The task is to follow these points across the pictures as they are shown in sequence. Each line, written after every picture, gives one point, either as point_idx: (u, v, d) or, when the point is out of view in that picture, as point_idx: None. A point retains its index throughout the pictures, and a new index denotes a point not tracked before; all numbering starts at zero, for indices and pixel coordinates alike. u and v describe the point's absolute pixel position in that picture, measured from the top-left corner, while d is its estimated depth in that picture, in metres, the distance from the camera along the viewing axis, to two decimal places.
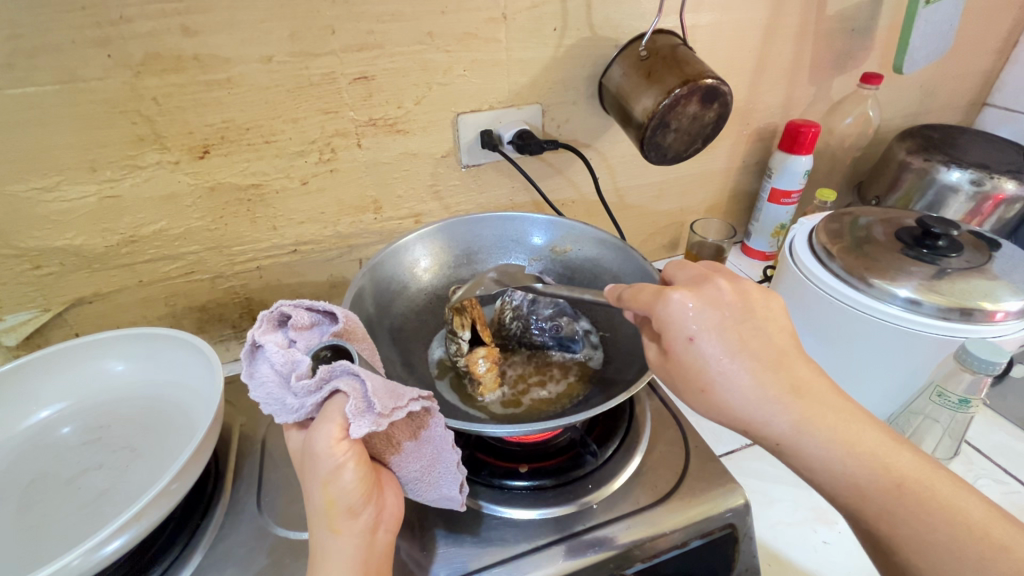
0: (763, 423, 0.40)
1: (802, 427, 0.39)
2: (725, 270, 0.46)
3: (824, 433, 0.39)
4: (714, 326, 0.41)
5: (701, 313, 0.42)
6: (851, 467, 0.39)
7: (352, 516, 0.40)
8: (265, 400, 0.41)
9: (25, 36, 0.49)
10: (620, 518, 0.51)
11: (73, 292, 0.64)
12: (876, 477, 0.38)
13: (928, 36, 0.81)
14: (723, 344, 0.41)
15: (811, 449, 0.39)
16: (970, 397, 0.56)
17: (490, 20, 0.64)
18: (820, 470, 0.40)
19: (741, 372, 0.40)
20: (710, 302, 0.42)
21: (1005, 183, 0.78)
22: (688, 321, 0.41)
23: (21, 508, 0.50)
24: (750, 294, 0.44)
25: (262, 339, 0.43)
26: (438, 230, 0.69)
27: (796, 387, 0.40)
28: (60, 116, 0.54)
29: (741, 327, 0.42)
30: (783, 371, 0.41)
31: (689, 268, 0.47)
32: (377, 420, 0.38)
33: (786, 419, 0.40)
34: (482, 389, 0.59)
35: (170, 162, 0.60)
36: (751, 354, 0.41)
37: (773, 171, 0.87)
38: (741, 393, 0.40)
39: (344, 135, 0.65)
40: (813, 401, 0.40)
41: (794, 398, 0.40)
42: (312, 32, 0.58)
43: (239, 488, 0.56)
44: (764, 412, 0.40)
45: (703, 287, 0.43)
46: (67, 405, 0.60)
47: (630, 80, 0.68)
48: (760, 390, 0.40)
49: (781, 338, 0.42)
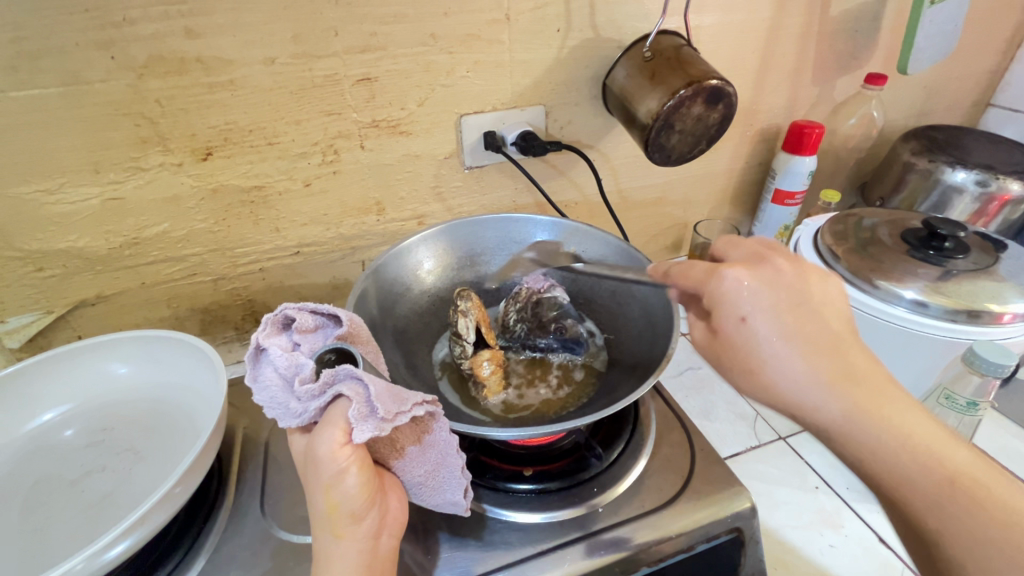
0: (808, 406, 0.39)
1: (849, 412, 0.38)
2: (776, 248, 0.44)
3: (873, 420, 0.38)
4: (768, 308, 0.40)
5: (756, 295, 0.41)
6: (897, 455, 0.37)
7: (354, 521, 0.39)
8: (269, 404, 0.41)
9: (27, 38, 0.49)
10: (626, 521, 0.51)
11: (76, 295, 0.64)
12: (917, 465, 0.37)
13: (933, 36, 0.80)
14: (777, 326, 0.40)
15: (858, 434, 0.38)
16: (978, 401, 0.54)
17: (492, 21, 0.64)
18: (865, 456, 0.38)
19: (793, 355, 0.39)
20: (765, 283, 0.41)
21: (1011, 184, 0.77)
22: (742, 302, 0.40)
23: (25, 511, 0.50)
24: (809, 277, 0.41)
25: (266, 343, 0.43)
26: (440, 232, 0.69)
27: (851, 371, 0.39)
28: (62, 118, 0.53)
29: (798, 310, 0.40)
30: (837, 356, 0.39)
31: (745, 247, 0.45)
32: (380, 425, 0.37)
33: (836, 403, 0.38)
34: (487, 392, 0.59)
35: (173, 164, 0.59)
36: (805, 337, 0.39)
37: (777, 172, 0.87)
38: (791, 375, 0.39)
39: (347, 137, 0.65)
40: (869, 387, 0.39)
41: (843, 382, 0.38)
42: (315, 34, 0.57)
43: (242, 491, 0.56)
44: (812, 395, 0.39)
45: (760, 268, 0.42)
46: (69, 408, 0.60)
47: (634, 81, 0.68)
48: (810, 373, 0.39)
49: (837, 323, 0.40)
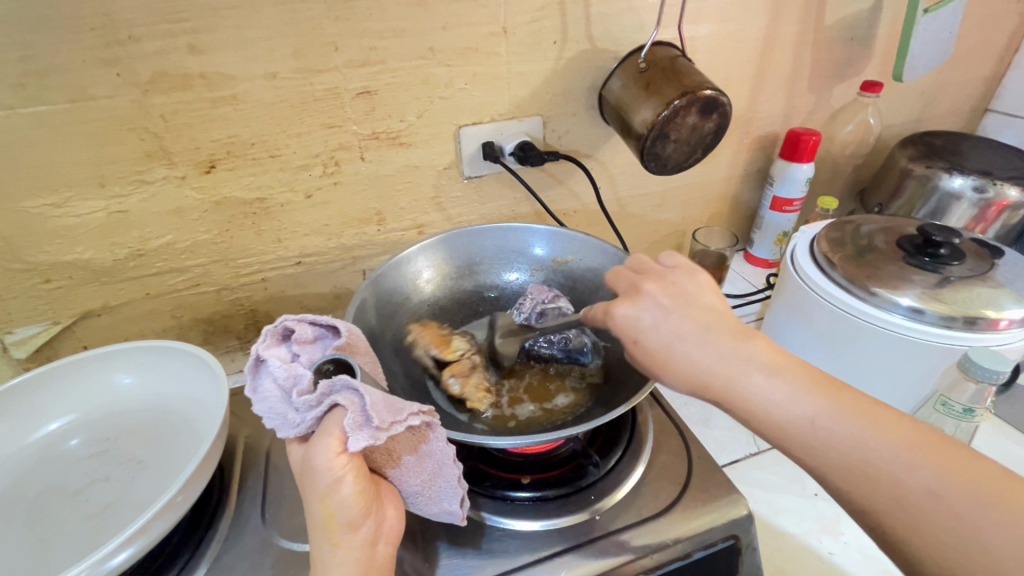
0: (707, 385, 0.41)
1: (739, 379, 0.40)
2: (653, 271, 0.48)
3: (765, 380, 0.40)
4: (652, 324, 0.44)
5: (638, 318, 0.44)
6: (796, 410, 0.38)
7: (351, 529, 0.40)
8: (268, 414, 0.42)
9: (37, 57, 0.50)
10: (623, 529, 0.51)
11: (82, 305, 0.65)
12: (815, 414, 0.38)
13: (928, 44, 0.81)
14: (671, 330, 0.43)
15: (751, 397, 0.40)
16: (974, 408, 0.54)
17: (490, 34, 0.65)
18: (767, 418, 0.39)
19: (682, 349, 0.42)
20: (644, 305, 0.45)
21: (1008, 190, 0.77)
22: (632, 328, 0.44)
23: (30, 520, 0.51)
24: (681, 288, 0.45)
25: (265, 354, 0.43)
26: (439, 241, 0.69)
27: (734, 345, 0.41)
28: (69, 133, 0.55)
29: (677, 314, 0.43)
30: (726, 332, 0.42)
31: (625, 275, 0.49)
32: (375, 434, 0.38)
33: (729, 376, 0.40)
34: (471, 403, 0.58)
35: (177, 177, 0.61)
36: (686, 331, 0.42)
37: (775, 180, 0.87)
38: (687, 364, 0.42)
39: (347, 149, 0.66)
40: (753, 353, 0.41)
41: (726, 354, 0.41)
42: (316, 49, 0.59)
43: (243, 500, 0.56)
44: (705, 374, 0.41)
45: (635, 293, 0.46)
46: (74, 418, 0.61)
47: (629, 91, 0.69)
48: (711, 354, 0.41)
49: (718, 311, 0.44)
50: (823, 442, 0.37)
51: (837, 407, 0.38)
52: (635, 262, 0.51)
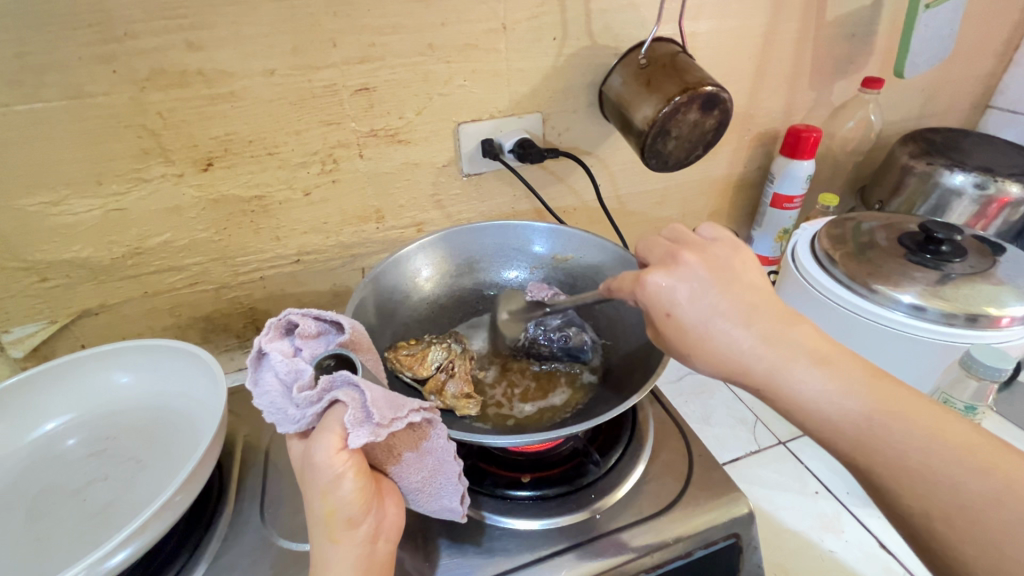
0: (747, 371, 0.40)
1: (783, 367, 0.39)
2: (691, 243, 0.46)
3: (810, 370, 0.38)
4: (689, 297, 0.42)
5: (676, 288, 0.42)
6: (843, 403, 0.37)
7: (351, 526, 0.40)
8: (268, 409, 0.41)
9: (32, 54, 0.50)
10: (623, 528, 0.51)
11: (79, 304, 0.64)
12: (865, 409, 0.37)
13: (929, 40, 0.81)
14: (710, 307, 0.41)
15: (796, 389, 0.38)
16: (976, 405, 0.54)
17: (489, 31, 0.64)
18: (811, 410, 0.38)
19: (720, 327, 0.41)
20: (681, 276, 0.42)
21: (1010, 187, 0.77)
22: (667, 297, 0.42)
23: (28, 520, 0.51)
24: (721, 263, 0.43)
25: (268, 347, 0.43)
26: (439, 239, 0.69)
27: (776, 331, 0.40)
28: (66, 131, 0.54)
29: (717, 288, 0.42)
30: (768, 318, 0.41)
31: (660, 242, 0.47)
32: (376, 430, 0.38)
33: (772, 364, 0.39)
34: (461, 407, 0.57)
35: (174, 175, 0.60)
36: (725, 308, 0.41)
37: (775, 176, 0.87)
38: (727, 347, 0.40)
39: (346, 146, 0.65)
40: (797, 342, 0.40)
41: (768, 340, 0.40)
42: (314, 46, 0.58)
43: (242, 499, 0.56)
44: (746, 359, 0.40)
45: (674, 261, 0.44)
46: (72, 417, 0.60)
47: (629, 88, 0.68)
48: (751, 338, 0.40)
49: (756, 291, 0.42)
50: (870, 438, 0.36)
51: (885, 403, 0.37)
52: (671, 234, 0.49)
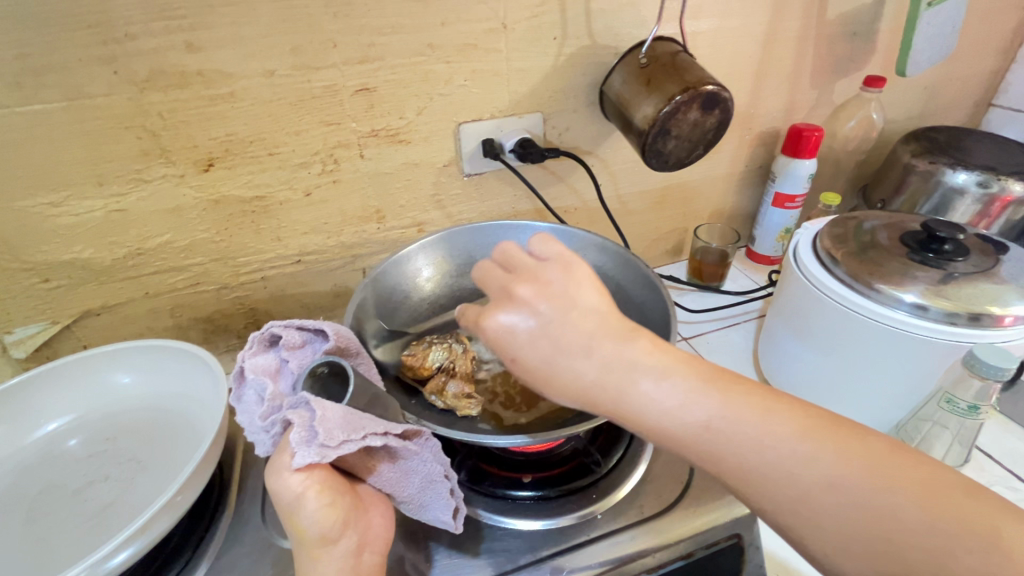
0: (596, 403, 0.36)
1: (627, 393, 0.35)
2: (526, 262, 0.39)
3: (654, 388, 0.35)
4: (528, 341, 0.36)
5: (514, 332, 0.37)
6: (688, 416, 0.34)
7: (328, 543, 0.39)
8: (248, 427, 0.44)
9: (33, 55, 0.50)
10: (625, 528, 0.51)
11: (81, 305, 0.64)
12: (711, 419, 0.34)
13: (931, 38, 0.80)
14: (546, 348, 0.36)
15: (645, 410, 0.35)
16: (979, 404, 0.57)
17: (489, 31, 0.64)
18: (661, 430, 0.35)
19: (561, 365, 0.36)
20: (516, 315, 0.37)
21: (1012, 185, 0.77)
22: (508, 347, 0.37)
23: (29, 521, 0.51)
24: (553, 294, 0.37)
25: (247, 364, 0.44)
26: (439, 239, 0.69)
27: (618, 351, 0.36)
28: (67, 132, 0.54)
29: (552, 326, 0.36)
30: (608, 339, 0.36)
31: (494, 274, 0.40)
32: (321, 451, 0.37)
33: (618, 390, 0.35)
34: (461, 408, 0.56)
35: (175, 176, 0.60)
36: (564, 344, 0.36)
37: (776, 176, 0.86)
38: (570, 381, 0.36)
39: (346, 146, 0.65)
40: (639, 356, 0.36)
41: (609, 366, 0.36)
42: (314, 46, 0.58)
43: (244, 499, 0.56)
44: (592, 392, 0.36)
45: (506, 299, 0.38)
46: (74, 418, 0.60)
47: (629, 87, 0.68)
48: (594, 368, 0.36)
49: (595, 313, 0.37)
50: (719, 449, 0.34)
51: (729, 407, 0.34)
52: (503, 245, 0.41)
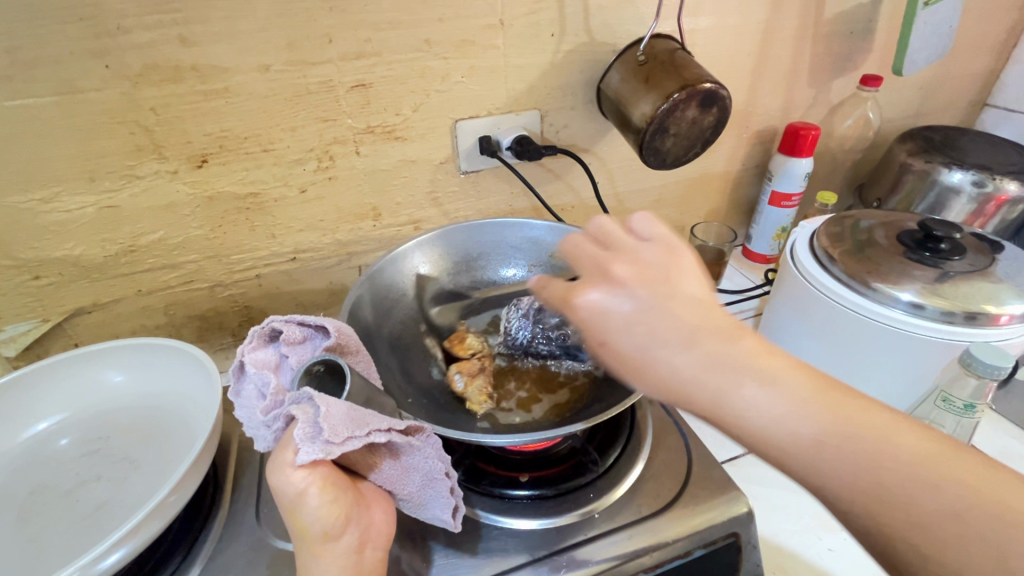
0: (688, 401, 0.34)
1: (727, 395, 0.33)
2: (625, 245, 0.37)
3: (757, 393, 0.33)
4: (623, 325, 0.34)
5: (607, 314, 0.35)
6: (792, 425, 0.33)
7: (330, 539, 0.39)
8: (246, 422, 0.44)
9: (23, 48, 0.49)
10: (622, 527, 0.51)
11: (72, 302, 0.64)
12: (818, 432, 0.32)
13: (927, 38, 0.80)
14: (640, 336, 0.34)
15: (745, 414, 0.33)
16: (975, 403, 0.53)
17: (486, 27, 0.64)
18: (759, 436, 0.33)
19: (655, 356, 0.34)
20: (613, 296, 0.35)
21: (1007, 185, 0.77)
22: (597, 331, 0.35)
23: (19, 521, 0.50)
24: (655, 280, 0.35)
25: (246, 358, 0.44)
26: (436, 237, 0.69)
27: (719, 347, 0.34)
28: (58, 127, 0.53)
29: (651, 312, 0.34)
30: (709, 334, 0.34)
31: (587, 249, 0.37)
32: (326, 447, 0.37)
33: (716, 389, 0.33)
34: (471, 404, 0.58)
35: (169, 172, 0.60)
36: (661, 334, 0.34)
37: (773, 175, 0.86)
38: (663, 375, 0.34)
39: (342, 143, 0.65)
40: (743, 357, 0.34)
41: (709, 364, 0.33)
42: (310, 41, 0.58)
43: (238, 499, 0.55)
44: (687, 389, 0.33)
45: (603, 278, 0.36)
46: (64, 417, 0.60)
47: (627, 85, 0.68)
48: (691, 363, 0.33)
49: (695, 306, 0.35)
50: (820, 463, 0.32)
51: (839, 420, 0.33)
52: (596, 228, 0.39)
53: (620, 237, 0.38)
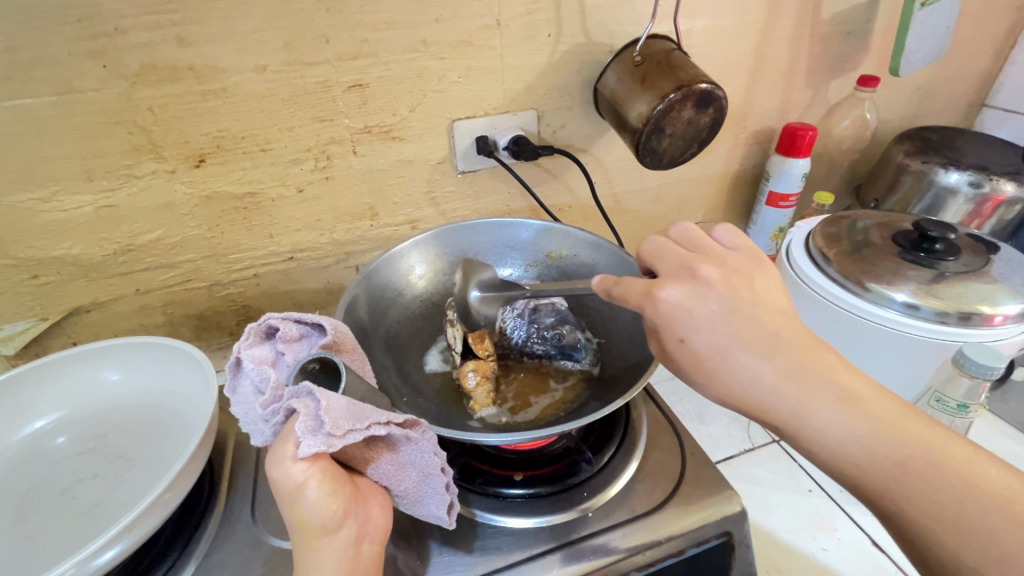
0: (766, 407, 0.39)
1: (803, 406, 0.38)
2: (708, 254, 0.44)
3: (833, 411, 0.37)
4: (708, 324, 0.40)
5: (690, 311, 0.40)
6: (869, 444, 0.37)
7: (328, 532, 0.39)
8: (245, 418, 0.44)
9: (21, 48, 0.49)
10: (616, 526, 0.51)
11: (71, 302, 0.64)
12: (900, 456, 0.36)
13: (925, 38, 0.80)
14: (726, 341, 0.39)
15: (822, 427, 0.37)
16: (968, 404, 0.55)
17: (483, 27, 0.64)
18: (835, 451, 0.37)
19: (736, 359, 0.39)
20: (696, 294, 0.41)
21: (1004, 185, 0.77)
22: (680, 322, 0.40)
23: (17, 519, 0.50)
24: (737, 286, 0.41)
25: (243, 355, 0.44)
26: (432, 236, 0.69)
27: (799, 362, 0.39)
28: (55, 126, 0.54)
29: (736, 317, 0.40)
30: (788, 349, 0.39)
31: (675, 251, 0.45)
32: (327, 440, 0.36)
33: (794, 399, 0.38)
34: (475, 405, 0.58)
35: (166, 171, 0.60)
36: (744, 339, 0.39)
37: (771, 175, 0.87)
38: (743, 380, 0.39)
39: (339, 143, 0.65)
40: (822, 375, 0.38)
41: (789, 375, 0.38)
42: (306, 41, 0.58)
43: (234, 497, 0.56)
44: (765, 396, 0.39)
45: (690, 277, 0.42)
46: (62, 415, 0.60)
47: (624, 85, 0.68)
48: (769, 373, 0.39)
49: (774, 322, 0.40)
50: (898, 485, 0.36)
51: (917, 446, 0.36)
52: (683, 236, 0.47)
53: (705, 244, 0.45)
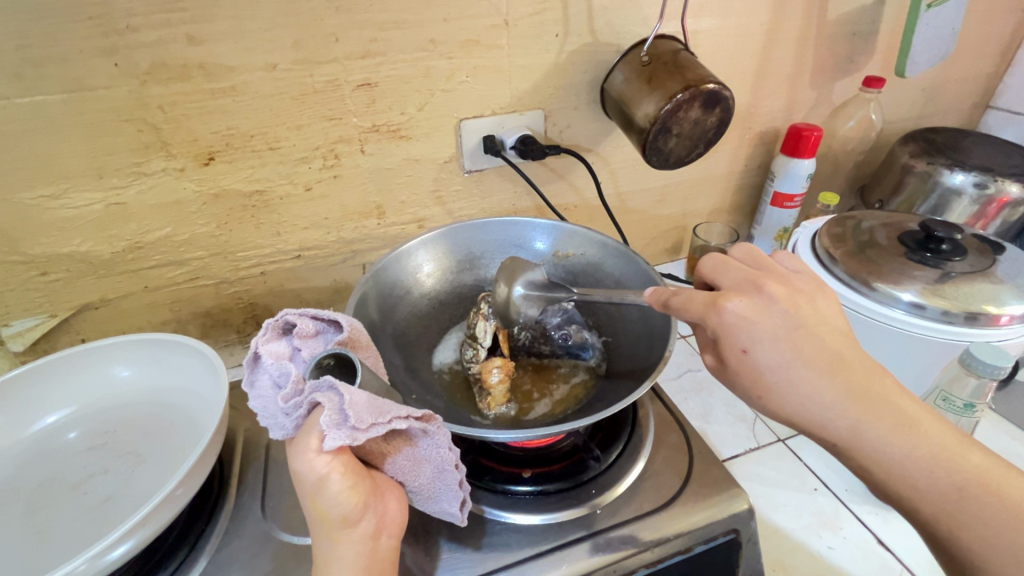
0: (823, 426, 0.40)
1: (861, 428, 0.39)
2: (769, 274, 0.45)
3: (893, 436, 0.39)
4: (773, 337, 0.40)
5: (755, 324, 0.40)
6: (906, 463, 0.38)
7: (348, 525, 0.39)
8: (262, 412, 0.44)
9: (34, 46, 0.50)
10: (624, 523, 0.51)
11: (80, 298, 0.64)
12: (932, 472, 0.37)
13: (930, 40, 0.81)
14: (791, 356, 0.40)
15: (883, 453, 0.39)
16: (975, 403, 0.56)
17: (491, 27, 0.64)
18: (896, 475, 0.39)
19: (798, 375, 0.40)
20: (759, 308, 0.41)
21: (1009, 187, 0.77)
22: (743, 333, 0.41)
23: (28, 513, 0.51)
24: (800, 303, 0.42)
25: (262, 349, 0.44)
26: (440, 235, 0.69)
27: (860, 384, 0.40)
28: (66, 124, 0.54)
29: (799, 334, 0.40)
30: (850, 370, 0.40)
31: (737, 267, 0.45)
32: (352, 434, 0.37)
33: (855, 421, 0.39)
34: (491, 401, 0.58)
35: (175, 169, 0.60)
36: (806, 356, 0.40)
37: (776, 175, 0.87)
38: (802, 396, 0.40)
39: (347, 141, 0.65)
40: (883, 399, 0.40)
41: (852, 397, 0.39)
42: (316, 40, 0.58)
43: (243, 492, 0.56)
44: (825, 414, 0.39)
45: (756, 292, 0.42)
46: (72, 411, 0.60)
47: (631, 85, 0.68)
48: (831, 393, 0.39)
49: (836, 342, 0.41)
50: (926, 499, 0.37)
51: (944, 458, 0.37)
52: (744, 254, 0.47)
53: (768, 262, 0.46)
